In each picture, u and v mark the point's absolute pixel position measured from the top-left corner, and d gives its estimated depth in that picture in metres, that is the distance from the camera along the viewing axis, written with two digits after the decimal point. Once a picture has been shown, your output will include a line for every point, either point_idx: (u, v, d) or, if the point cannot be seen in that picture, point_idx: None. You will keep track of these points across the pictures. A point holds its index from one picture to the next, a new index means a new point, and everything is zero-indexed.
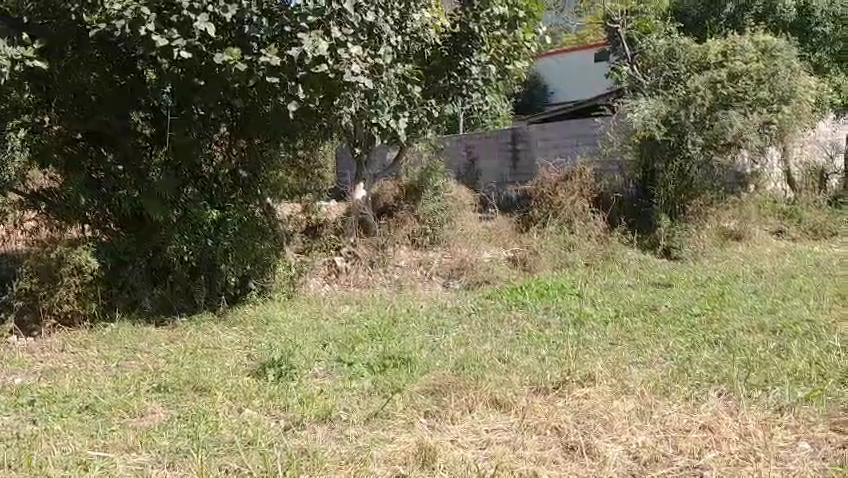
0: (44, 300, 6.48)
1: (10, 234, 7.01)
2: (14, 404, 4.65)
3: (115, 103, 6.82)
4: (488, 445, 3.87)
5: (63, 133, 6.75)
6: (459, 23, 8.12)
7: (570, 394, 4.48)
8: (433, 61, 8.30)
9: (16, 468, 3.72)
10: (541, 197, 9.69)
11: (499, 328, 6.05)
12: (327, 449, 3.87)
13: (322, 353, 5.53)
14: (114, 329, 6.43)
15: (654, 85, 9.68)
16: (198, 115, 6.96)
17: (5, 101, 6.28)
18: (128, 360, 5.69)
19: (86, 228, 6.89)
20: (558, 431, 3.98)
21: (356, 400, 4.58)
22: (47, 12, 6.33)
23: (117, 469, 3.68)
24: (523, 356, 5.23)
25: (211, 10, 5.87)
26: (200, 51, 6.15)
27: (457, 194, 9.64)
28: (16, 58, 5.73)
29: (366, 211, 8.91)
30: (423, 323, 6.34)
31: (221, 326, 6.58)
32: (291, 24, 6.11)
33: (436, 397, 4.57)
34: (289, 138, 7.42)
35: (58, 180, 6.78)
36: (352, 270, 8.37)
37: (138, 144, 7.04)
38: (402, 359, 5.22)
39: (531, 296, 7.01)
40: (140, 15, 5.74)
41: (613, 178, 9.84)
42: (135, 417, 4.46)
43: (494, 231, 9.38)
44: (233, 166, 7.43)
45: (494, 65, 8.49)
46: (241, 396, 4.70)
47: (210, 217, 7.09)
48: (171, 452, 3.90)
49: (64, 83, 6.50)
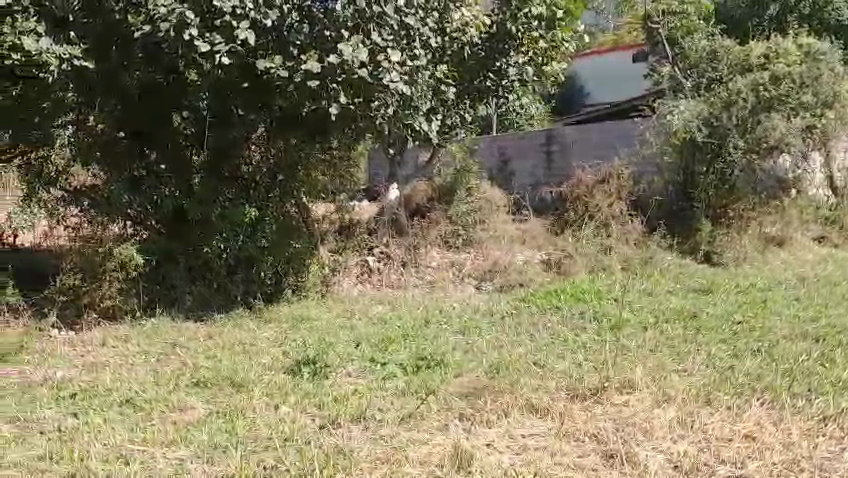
0: (86, 294, 6.63)
1: (52, 231, 6.86)
2: (56, 397, 4.74)
3: (158, 103, 6.92)
4: (524, 450, 3.86)
5: (108, 131, 6.80)
6: (496, 24, 8.03)
7: (608, 401, 4.43)
8: (470, 61, 8.11)
9: (57, 460, 3.79)
10: (575, 199, 9.65)
11: (533, 331, 6.01)
12: (362, 449, 3.88)
13: (355, 352, 5.54)
14: (154, 325, 6.51)
15: (695, 87, 9.59)
16: (238, 115, 7.10)
17: (48, 99, 6.44)
18: (166, 356, 5.74)
19: (127, 225, 6.97)
20: (596, 438, 3.95)
21: (390, 400, 4.58)
22: (91, 12, 6.29)
23: (157, 464, 3.74)
24: (559, 360, 5.19)
25: (252, 16, 5.97)
26: (242, 55, 6.22)
27: (491, 196, 9.54)
28: (63, 57, 6.04)
29: (398, 212, 8.89)
30: (456, 324, 6.32)
31: (256, 324, 6.64)
32: (332, 29, 6.23)
33: (470, 400, 4.53)
34: (325, 138, 7.40)
35: (101, 178, 6.88)
36: (384, 270, 8.38)
37: (181, 143, 7.10)
38: (435, 361, 5.19)
39: (566, 299, 6.96)
40: (184, 18, 5.87)
41: (650, 183, 9.66)
42: (175, 411, 4.52)
43: (526, 233, 9.27)
44: (269, 168, 7.40)
45: (531, 66, 8.45)
46: (276, 394, 4.73)
47: (248, 219, 7.18)
48: (209, 447, 3.94)
49: (106, 83, 6.59)
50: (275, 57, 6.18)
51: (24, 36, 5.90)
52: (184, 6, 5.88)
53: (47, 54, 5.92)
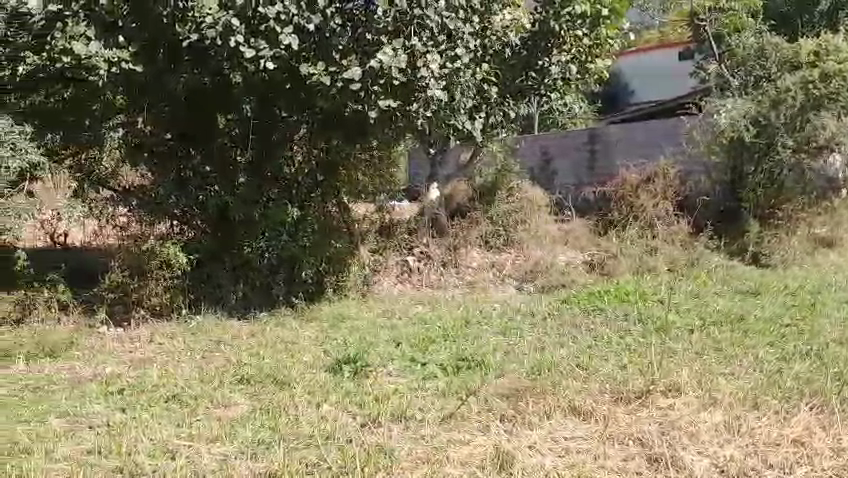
0: (134, 291, 6.79)
1: (102, 230, 7.18)
2: (105, 392, 4.85)
3: (203, 106, 6.99)
4: (567, 452, 3.82)
5: (155, 134, 6.96)
6: (537, 22, 8.01)
7: (653, 405, 4.37)
8: (512, 60, 8.12)
9: (106, 454, 3.88)
10: (620, 198, 9.45)
11: (575, 333, 5.94)
12: (403, 448, 3.89)
13: (395, 352, 5.54)
14: (199, 322, 6.64)
15: (742, 85, 9.41)
16: (281, 117, 7.16)
17: (97, 101, 6.59)
18: (210, 353, 5.84)
19: (174, 225, 7.16)
20: (641, 442, 3.90)
21: (431, 400, 4.58)
22: (138, 16, 6.30)
23: (202, 459, 3.80)
24: (602, 363, 5.13)
25: (296, 21, 6.09)
26: (285, 60, 6.25)
27: (533, 196, 9.32)
28: (111, 61, 6.20)
29: (437, 212, 8.89)
30: (497, 325, 6.28)
31: (298, 322, 6.71)
32: (373, 32, 6.29)
33: (512, 401, 4.51)
34: (364, 139, 7.30)
35: (148, 178, 7.08)
36: (423, 270, 8.39)
37: (225, 143, 7.17)
38: (475, 362, 5.18)
39: (609, 301, 6.88)
40: (230, 25, 6.00)
41: (697, 182, 9.45)
42: (219, 407, 4.60)
43: (569, 233, 9.17)
44: (310, 169, 7.48)
45: (575, 65, 8.36)
46: (318, 392, 4.76)
47: (289, 218, 7.29)
48: (253, 444, 4.00)
49: (153, 87, 6.70)
50: (317, 64, 6.23)
51: (74, 41, 6.10)
52: (230, 14, 6.03)
53: (96, 58, 6.10)
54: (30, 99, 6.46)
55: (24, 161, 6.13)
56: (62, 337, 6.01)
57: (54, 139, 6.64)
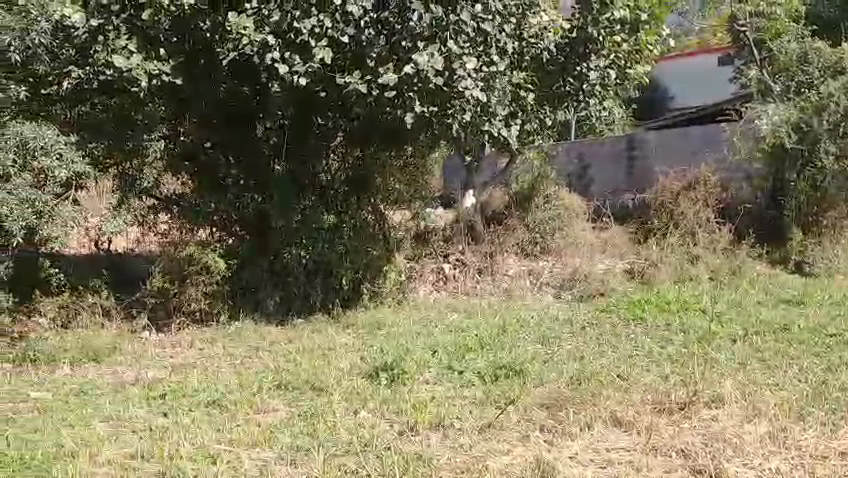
0: (174, 297, 6.96)
1: (144, 236, 7.19)
2: (148, 396, 4.91)
3: (240, 115, 7.07)
4: (609, 464, 3.78)
5: (195, 140, 7.09)
6: (576, 27, 7.97)
7: (695, 416, 4.31)
8: (549, 65, 8.09)
9: (149, 458, 3.93)
10: (660, 206, 9.28)
11: (617, 343, 5.85)
12: (442, 457, 3.87)
13: (433, 359, 5.53)
14: (238, 328, 6.72)
15: (784, 90, 9.14)
16: (317, 126, 7.18)
17: (140, 111, 6.77)
18: (250, 358, 5.89)
19: (213, 231, 7.27)
20: (684, 454, 3.83)
21: (469, 409, 4.55)
22: (178, 29, 6.46)
23: (243, 464, 3.84)
24: (643, 373, 5.05)
25: (330, 34, 6.10)
26: (323, 74, 6.39)
27: (570, 203, 9.31)
28: (153, 73, 6.38)
29: (474, 219, 8.97)
30: (535, 334, 6.22)
31: (335, 329, 6.75)
32: (408, 38, 6.14)
33: (552, 411, 4.46)
34: (400, 144, 7.38)
35: (189, 186, 7.20)
36: (459, 277, 8.39)
37: (263, 152, 7.25)
38: (514, 370, 5.14)
39: (650, 310, 6.78)
40: (266, 42, 6.13)
41: (739, 189, 9.25)
42: (258, 413, 4.64)
43: (607, 240, 9.07)
44: (347, 175, 7.49)
45: (614, 70, 8.21)
46: (355, 399, 4.78)
47: (326, 224, 7.34)
48: (292, 449, 4.03)
49: (192, 95, 6.81)
50: (354, 73, 6.31)
51: (116, 54, 6.21)
52: (265, 32, 6.14)
53: (138, 70, 6.25)
54: (78, 110, 6.69)
55: (70, 171, 6.23)
56: (106, 342, 6.12)
57: (97, 147, 6.74)
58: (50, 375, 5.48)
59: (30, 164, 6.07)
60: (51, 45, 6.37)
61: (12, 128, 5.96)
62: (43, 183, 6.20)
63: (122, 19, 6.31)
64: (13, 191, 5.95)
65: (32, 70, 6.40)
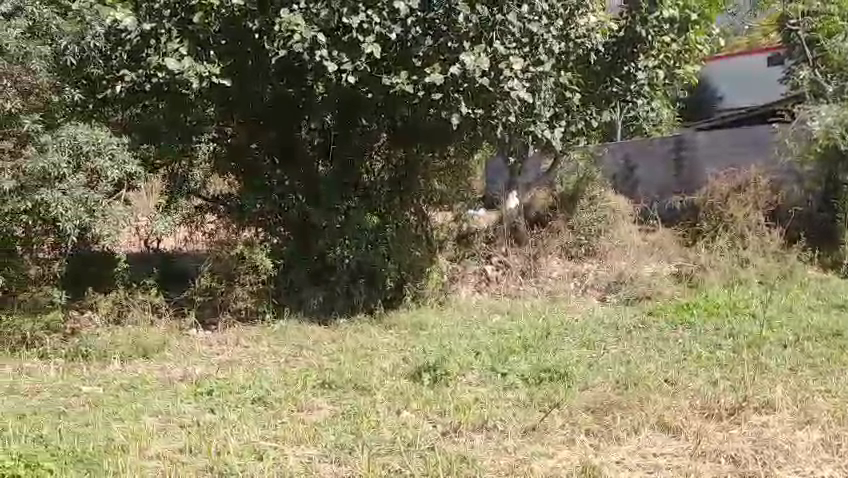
0: (221, 295, 7.05)
1: (191, 236, 7.24)
2: (196, 392, 5.00)
3: (287, 116, 7.21)
4: (657, 468, 3.72)
5: (243, 142, 7.27)
6: (624, 27, 7.91)
7: (745, 422, 4.22)
8: (596, 66, 8.05)
9: (197, 453, 4.00)
10: (709, 208, 9.12)
11: (664, 347, 5.75)
12: (486, 459, 3.85)
13: (476, 360, 5.51)
14: (282, 327, 6.79)
15: (838, 91, 9.01)
16: (361, 126, 7.22)
17: (189, 113, 6.86)
18: (295, 356, 5.96)
19: (258, 231, 7.29)
20: (733, 460, 3.75)
21: (513, 411, 4.52)
22: (227, 31, 6.56)
23: (287, 461, 3.87)
24: (691, 378, 4.96)
25: (377, 31, 6.14)
26: (367, 73, 6.38)
27: (616, 204, 9.21)
28: (203, 75, 6.34)
29: (518, 220, 8.90)
30: (579, 337, 6.14)
31: (378, 329, 6.78)
32: (455, 39, 6.17)
33: (597, 416, 4.41)
34: (443, 145, 7.43)
35: (236, 186, 7.35)
36: (502, 279, 8.35)
37: (307, 153, 7.36)
38: (558, 373, 5.09)
39: (698, 314, 6.66)
40: (315, 39, 6.06)
41: (791, 191, 8.99)
42: (302, 410, 4.68)
43: (654, 243, 8.93)
44: (391, 175, 7.58)
45: (662, 70, 8.27)
46: (398, 399, 4.78)
47: (370, 225, 7.38)
48: (336, 448, 4.05)
49: (241, 96, 6.96)
50: (400, 73, 6.26)
51: (167, 57, 6.34)
52: (314, 29, 6.05)
53: (189, 72, 6.24)
54: (131, 112, 6.81)
55: (121, 172, 6.24)
56: (155, 339, 6.22)
57: (149, 149, 6.83)
58: (101, 371, 5.60)
59: (85, 165, 6.08)
60: (105, 48, 6.61)
61: (67, 131, 6.02)
62: (96, 183, 6.18)
63: (173, 22, 6.40)
64: (69, 190, 5.94)
65: (87, 72, 6.60)
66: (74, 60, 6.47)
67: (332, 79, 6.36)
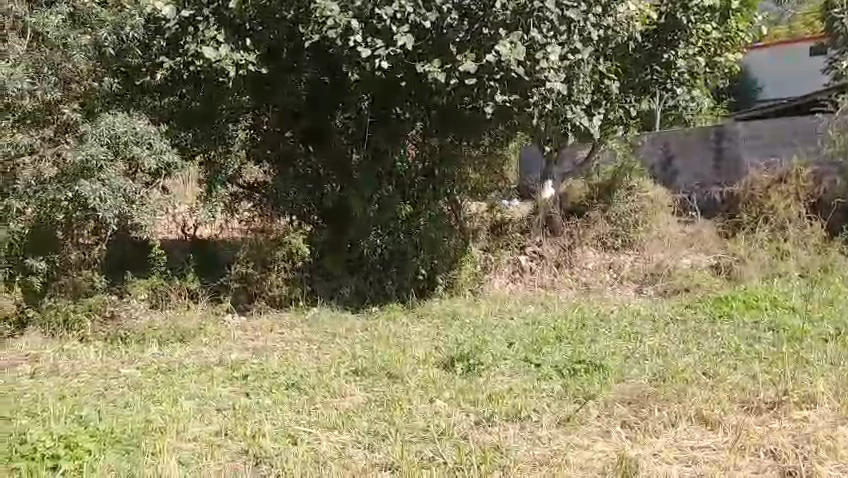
0: (256, 282, 7.12)
1: (226, 224, 7.20)
2: (232, 377, 5.05)
3: (322, 105, 7.26)
4: (694, 462, 3.67)
5: (276, 132, 7.28)
6: (664, 15, 7.77)
7: (786, 416, 4.14)
8: (634, 54, 7.93)
9: (232, 436, 4.04)
10: (749, 200, 8.94)
11: (701, 340, 5.66)
12: (520, 449, 3.82)
13: (510, 351, 5.46)
14: (315, 314, 6.84)
15: None
16: (395, 114, 7.18)
17: (225, 103, 6.84)
18: (328, 343, 5.99)
19: (293, 220, 7.30)
20: (773, 454, 3.69)
21: (547, 402, 4.47)
22: (263, 18, 6.63)
23: (321, 446, 3.90)
24: (730, 372, 4.86)
25: (412, 19, 6.12)
26: (402, 58, 6.30)
27: (655, 195, 8.99)
28: (240, 63, 6.51)
29: (553, 211, 8.73)
30: (615, 329, 6.06)
31: (410, 318, 6.78)
32: (490, 26, 6.13)
33: (634, 409, 4.35)
34: (478, 136, 7.41)
35: (271, 175, 7.26)
36: (536, 270, 8.27)
37: (341, 142, 7.36)
38: (594, 364, 5.01)
39: (737, 307, 6.53)
40: (349, 25, 6.12)
41: (834, 182, 8.66)
42: (336, 397, 4.69)
43: (692, 235, 8.77)
44: (425, 166, 7.56)
45: (702, 57, 8.07)
46: (431, 387, 4.78)
47: (403, 214, 7.38)
48: (368, 435, 4.06)
49: (275, 84, 7.00)
50: (433, 61, 6.23)
51: (205, 45, 6.38)
52: (348, 15, 6.14)
53: (227, 60, 6.39)
54: (169, 100, 6.76)
55: (160, 161, 6.33)
56: (192, 324, 6.33)
57: (186, 138, 6.74)
58: (139, 355, 5.68)
59: (124, 154, 6.17)
60: (143, 37, 6.53)
61: (105, 121, 6.14)
62: (134, 172, 6.30)
63: (211, 10, 6.55)
64: (108, 181, 6.05)
65: (125, 62, 6.51)
66: (114, 51, 6.39)
67: (366, 67, 6.38)
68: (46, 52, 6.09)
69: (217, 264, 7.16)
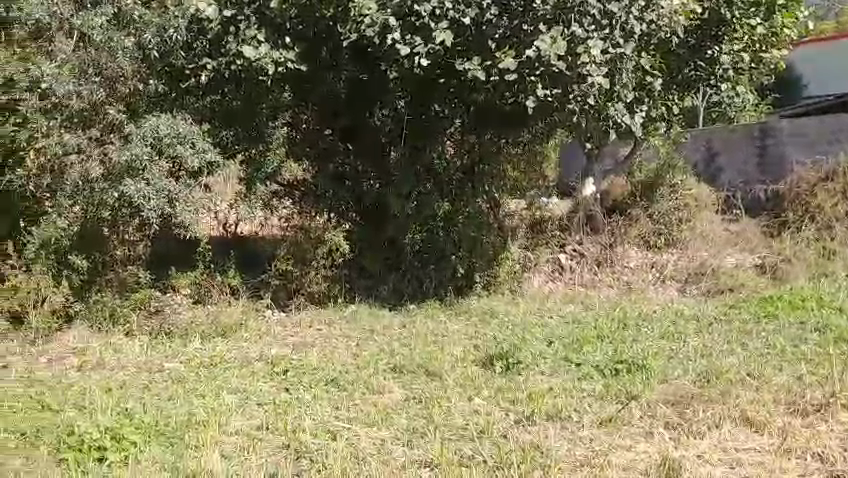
0: (295, 279, 7.13)
1: (265, 222, 7.13)
2: (272, 372, 5.10)
3: (362, 102, 7.29)
4: (739, 463, 3.61)
5: (316, 129, 7.28)
6: (709, 10, 7.57)
7: (834, 418, 4.05)
8: (677, 50, 7.83)
9: (274, 430, 4.08)
10: (796, 198, 8.73)
11: (746, 341, 5.55)
12: (561, 448, 3.79)
13: (549, 350, 5.42)
14: (354, 311, 6.86)
15: None
16: (434, 111, 7.18)
17: (266, 101, 6.91)
18: (367, 340, 6.02)
19: (332, 218, 7.26)
20: (821, 457, 3.62)
21: (588, 402, 4.43)
22: (303, 17, 6.69)
23: (361, 442, 3.91)
24: (776, 373, 4.76)
25: (451, 15, 6.10)
26: (441, 55, 6.32)
27: (697, 192, 8.91)
28: (279, 61, 6.54)
29: (594, 209, 8.63)
30: (657, 329, 5.97)
31: (448, 315, 6.77)
32: (529, 22, 6.14)
33: (677, 409, 4.29)
34: (519, 131, 7.39)
35: (310, 173, 7.25)
36: (576, 268, 8.18)
37: (380, 140, 7.40)
38: (636, 365, 4.95)
39: (782, 307, 6.40)
40: (387, 22, 6.13)
41: None
42: (375, 393, 4.71)
43: (737, 234, 8.60)
44: (464, 164, 7.51)
45: (747, 53, 7.93)
46: (469, 385, 4.77)
47: (441, 211, 7.37)
48: (407, 431, 4.07)
49: (315, 82, 7.06)
50: (473, 57, 6.26)
51: (245, 44, 6.45)
52: (387, 12, 6.13)
53: (265, 59, 6.45)
54: (211, 99, 6.81)
55: (201, 160, 6.41)
56: (234, 319, 6.41)
57: (228, 136, 6.85)
58: (182, 349, 5.78)
59: (167, 153, 6.29)
60: (187, 39, 6.64)
61: (150, 122, 6.29)
62: (178, 173, 6.41)
63: (252, 9, 6.55)
64: (152, 182, 6.21)
65: (169, 62, 6.65)
66: (158, 53, 6.59)
67: (404, 64, 6.41)
68: (93, 52, 6.44)
69: (257, 259, 7.20)
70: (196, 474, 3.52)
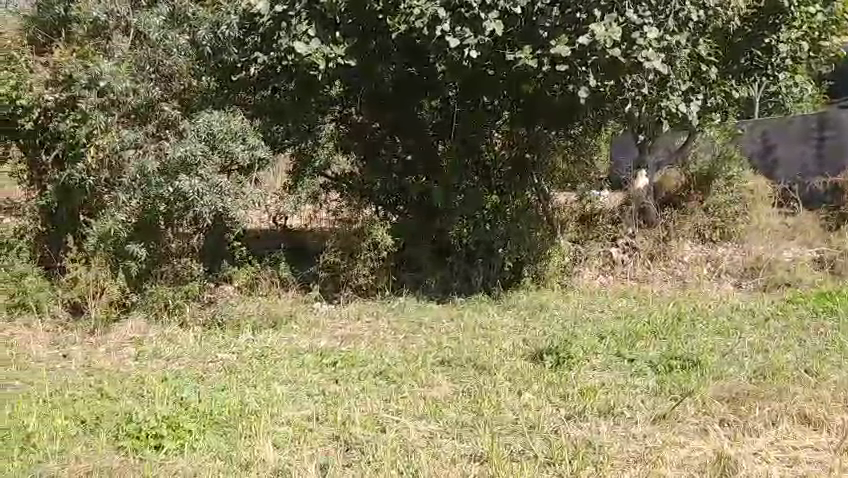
0: (343, 272, 7.16)
1: (316, 213, 7.31)
2: (321, 363, 5.15)
3: (410, 94, 7.26)
4: (797, 462, 3.54)
5: (364, 122, 7.31)
6: None
7: None
8: (734, 39, 7.66)
9: (325, 421, 4.12)
10: None
11: (804, 337, 5.39)
12: (614, 445, 3.75)
13: (600, 344, 5.34)
14: (402, 303, 6.89)
15: None
16: (484, 103, 7.15)
17: (314, 95, 6.96)
18: (416, 333, 6.05)
19: (378, 210, 7.33)
20: None
21: (641, 399, 4.35)
22: (352, 11, 6.65)
23: (410, 434, 3.93)
24: (835, 370, 4.63)
25: (502, 6, 6.05)
26: (491, 46, 6.24)
27: (754, 184, 8.78)
28: (330, 56, 6.55)
29: (646, 201, 8.48)
30: (715, 325, 5.83)
31: (496, 309, 6.76)
32: (584, 10, 6.00)
33: (733, 406, 4.19)
34: (569, 122, 7.28)
35: (358, 166, 7.29)
36: (628, 263, 8.05)
37: (428, 133, 7.37)
38: (691, 361, 4.84)
39: (842, 303, 6.21)
40: (436, 15, 6.11)
41: None
42: (423, 386, 4.72)
43: (794, 228, 8.38)
44: (514, 154, 7.49)
45: (806, 41, 7.70)
46: (519, 379, 4.76)
47: (489, 202, 7.40)
48: (457, 425, 4.07)
49: (363, 76, 7.05)
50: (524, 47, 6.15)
51: (297, 40, 6.48)
52: (437, 5, 6.11)
53: (316, 55, 6.44)
54: (261, 93, 6.91)
55: (251, 156, 6.52)
56: (284, 310, 6.53)
57: (278, 131, 6.91)
58: (234, 340, 5.88)
59: (221, 148, 6.41)
60: (241, 35, 6.82)
61: (203, 118, 6.42)
62: (230, 167, 6.53)
63: (303, 4, 6.51)
64: (205, 176, 6.31)
65: (221, 60, 6.77)
66: (211, 50, 6.71)
67: (453, 56, 6.33)
68: (149, 51, 6.59)
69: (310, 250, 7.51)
70: (251, 463, 3.60)
